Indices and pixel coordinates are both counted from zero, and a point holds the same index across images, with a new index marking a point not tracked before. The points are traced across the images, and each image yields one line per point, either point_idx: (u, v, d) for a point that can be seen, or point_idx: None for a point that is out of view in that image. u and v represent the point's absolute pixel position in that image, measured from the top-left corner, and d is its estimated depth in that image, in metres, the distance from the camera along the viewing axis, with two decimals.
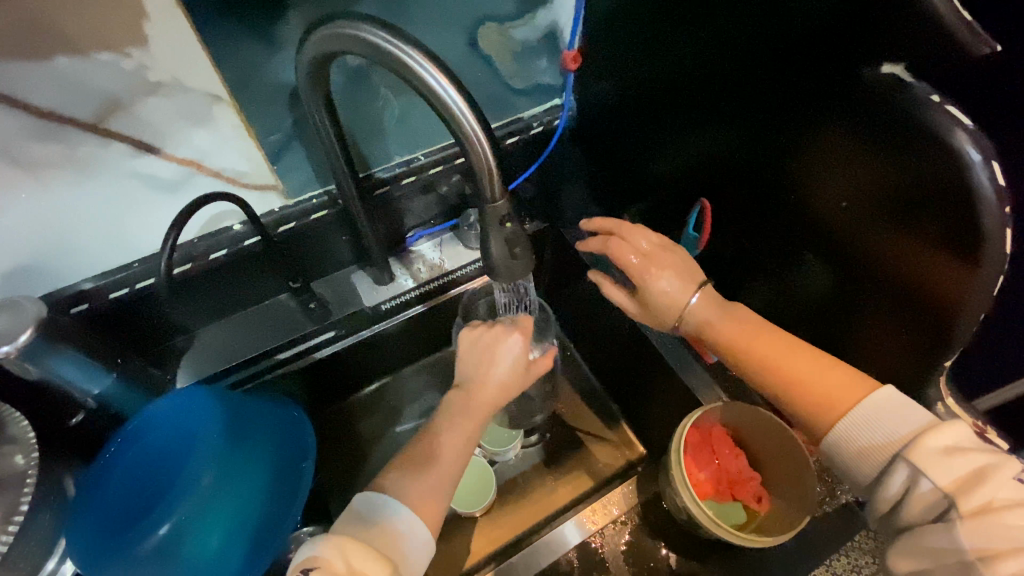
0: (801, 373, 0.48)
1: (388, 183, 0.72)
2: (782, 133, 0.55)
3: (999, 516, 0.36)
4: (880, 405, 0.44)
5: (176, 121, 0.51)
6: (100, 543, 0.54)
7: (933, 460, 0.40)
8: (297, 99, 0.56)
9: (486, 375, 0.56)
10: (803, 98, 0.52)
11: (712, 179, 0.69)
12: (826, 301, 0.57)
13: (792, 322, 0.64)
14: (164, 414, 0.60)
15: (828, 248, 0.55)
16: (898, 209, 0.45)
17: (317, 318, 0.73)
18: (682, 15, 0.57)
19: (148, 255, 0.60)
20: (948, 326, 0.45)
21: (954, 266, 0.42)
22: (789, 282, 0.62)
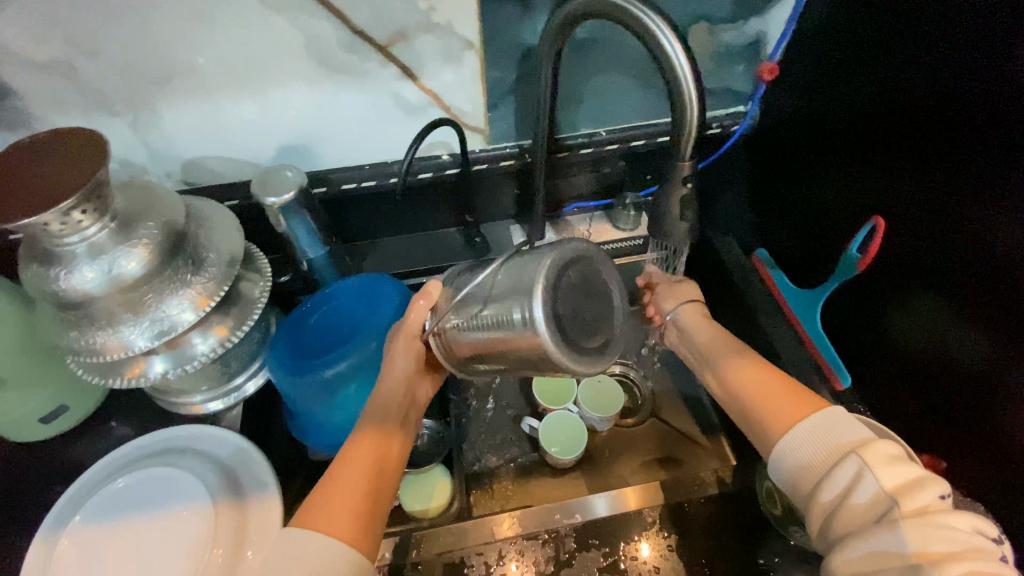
0: (767, 391, 0.52)
1: (568, 150, 0.79)
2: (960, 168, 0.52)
3: (936, 518, 0.39)
4: (830, 419, 0.47)
5: (435, 57, 0.64)
6: (292, 364, 0.68)
7: (880, 462, 0.42)
8: (527, 58, 0.66)
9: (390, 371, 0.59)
10: (984, 149, 0.50)
11: (861, 207, 0.66)
12: (977, 350, 0.54)
13: (930, 367, 0.60)
14: (351, 288, 0.74)
15: (981, 291, 0.53)
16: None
17: (478, 252, 0.86)
18: (894, 39, 0.58)
19: (377, 163, 0.76)
20: None
21: None
22: (934, 325, 0.59)
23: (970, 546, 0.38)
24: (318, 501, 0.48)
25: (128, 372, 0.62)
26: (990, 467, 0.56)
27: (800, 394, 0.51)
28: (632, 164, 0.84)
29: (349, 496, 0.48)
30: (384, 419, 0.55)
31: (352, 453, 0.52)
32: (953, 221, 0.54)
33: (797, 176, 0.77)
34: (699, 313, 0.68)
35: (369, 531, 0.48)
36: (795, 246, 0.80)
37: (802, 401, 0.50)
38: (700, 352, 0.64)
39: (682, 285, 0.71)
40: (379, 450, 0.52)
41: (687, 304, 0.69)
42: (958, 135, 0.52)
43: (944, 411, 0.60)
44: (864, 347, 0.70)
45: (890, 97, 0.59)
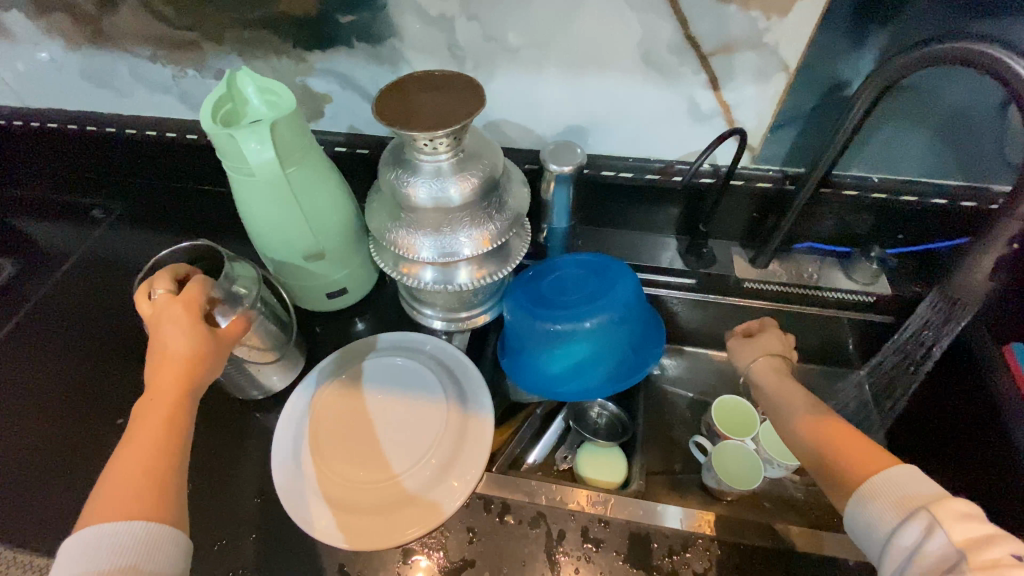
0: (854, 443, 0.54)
1: (831, 186, 0.79)
2: None
3: (1007, 570, 0.39)
4: (899, 480, 0.49)
5: (747, 73, 0.68)
6: (530, 310, 0.76)
7: (950, 518, 0.43)
8: (833, 92, 0.68)
9: (167, 354, 0.57)
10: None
11: None
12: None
13: None
14: (583, 262, 0.81)
15: None
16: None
17: (700, 263, 0.88)
18: None
19: (641, 158, 0.82)
20: None
21: None
22: None
23: None
24: (97, 497, 0.49)
25: (406, 270, 0.74)
26: None
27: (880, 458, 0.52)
28: (888, 219, 0.82)
29: (128, 475, 0.50)
30: (160, 403, 0.55)
31: (129, 448, 0.52)
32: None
33: None
34: (775, 367, 0.67)
35: (160, 505, 0.49)
36: None
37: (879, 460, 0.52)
38: (772, 407, 0.64)
39: (762, 338, 0.70)
40: (184, 374, 0.56)
41: (767, 357, 0.68)
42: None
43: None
44: None
45: None
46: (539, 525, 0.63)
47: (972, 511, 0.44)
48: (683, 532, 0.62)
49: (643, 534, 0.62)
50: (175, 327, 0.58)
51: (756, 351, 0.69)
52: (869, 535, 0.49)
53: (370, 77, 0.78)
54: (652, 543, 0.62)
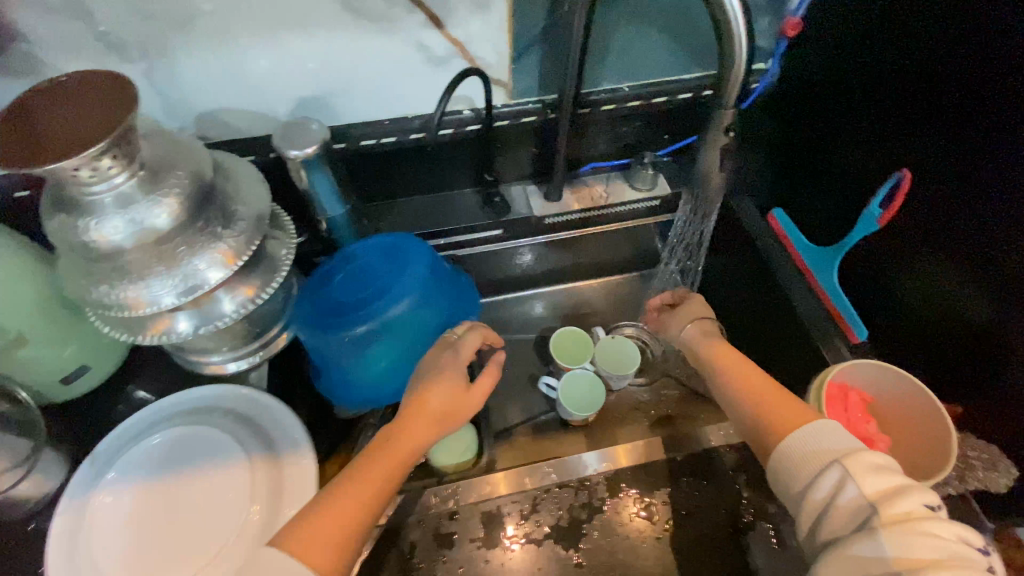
0: (764, 388, 0.56)
1: (590, 106, 0.79)
2: (977, 131, 0.54)
3: (917, 524, 0.41)
4: (820, 430, 0.50)
5: (464, 4, 0.62)
6: (324, 323, 0.68)
7: (863, 471, 0.45)
8: (556, 8, 0.65)
9: (416, 409, 0.53)
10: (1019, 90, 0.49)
11: (879, 162, 0.67)
12: (1014, 280, 0.53)
13: (934, 315, 0.63)
14: (375, 247, 0.73)
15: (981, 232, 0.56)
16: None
17: (496, 214, 0.86)
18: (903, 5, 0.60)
19: (396, 118, 0.74)
20: None
21: None
22: (939, 276, 0.62)
23: (950, 553, 0.40)
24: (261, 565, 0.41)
25: (153, 329, 0.61)
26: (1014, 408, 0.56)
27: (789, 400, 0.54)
28: (650, 124, 0.84)
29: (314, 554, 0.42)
30: (365, 484, 0.47)
31: (327, 496, 0.46)
32: (982, 161, 0.54)
33: (818, 138, 0.76)
34: (705, 330, 0.69)
35: (350, 553, 0.44)
36: (810, 208, 0.80)
37: (797, 417, 0.52)
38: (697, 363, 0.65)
39: (691, 305, 0.74)
40: (404, 457, 0.50)
41: (696, 323, 0.70)
42: (995, 63, 0.51)
43: (977, 362, 0.59)
44: (890, 297, 0.69)
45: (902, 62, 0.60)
46: (392, 544, 0.62)
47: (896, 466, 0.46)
48: (529, 491, 0.64)
49: (495, 510, 0.64)
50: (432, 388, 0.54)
51: (685, 316, 0.72)
52: (785, 482, 0.50)
53: (11, 96, 0.59)
54: (503, 515, 0.63)
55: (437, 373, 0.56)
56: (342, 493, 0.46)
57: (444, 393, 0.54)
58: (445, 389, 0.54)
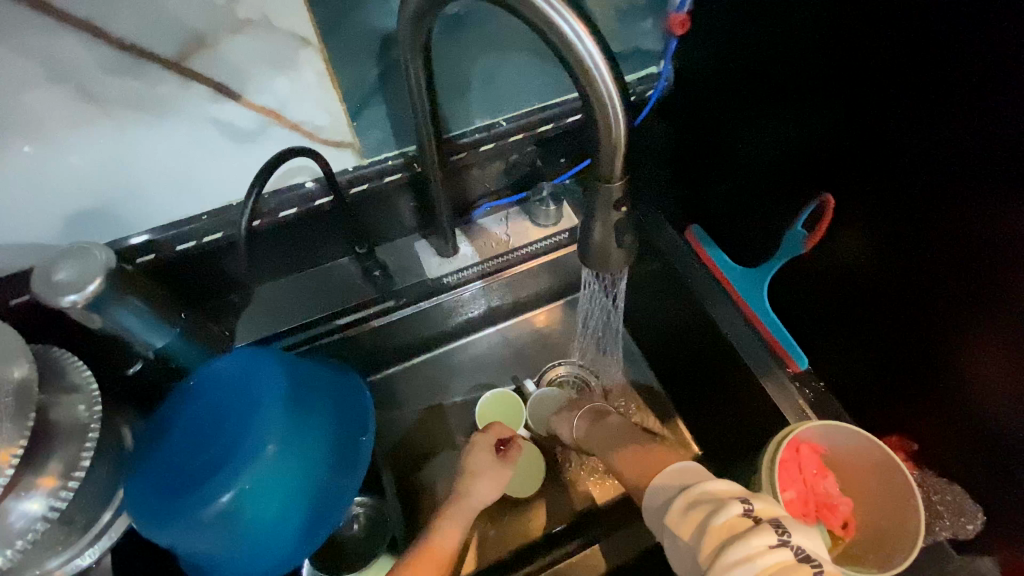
0: (640, 461, 0.58)
1: (466, 149, 0.65)
2: (906, 138, 0.46)
3: (725, 537, 0.41)
4: (673, 471, 0.52)
5: (260, 67, 0.48)
6: (162, 507, 0.51)
7: (677, 514, 0.46)
8: (387, 47, 0.51)
9: (472, 488, 0.65)
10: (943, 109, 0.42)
11: (797, 173, 0.59)
12: (949, 303, 0.48)
13: (883, 340, 0.56)
14: (220, 376, 0.58)
15: (932, 252, 0.48)
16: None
17: (382, 288, 0.70)
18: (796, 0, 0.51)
19: (217, 209, 0.58)
20: None
21: None
22: (887, 295, 0.54)
23: (756, 552, 0.40)
24: None
25: None
26: (959, 437, 0.53)
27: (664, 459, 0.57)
28: (541, 151, 0.72)
29: None
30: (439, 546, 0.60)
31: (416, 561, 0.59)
32: (907, 183, 0.48)
33: (726, 145, 0.67)
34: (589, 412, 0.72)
35: None
36: (730, 222, 0.71)
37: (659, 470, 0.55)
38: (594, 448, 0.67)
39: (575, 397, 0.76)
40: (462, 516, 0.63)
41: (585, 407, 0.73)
42: (908, 71, 0.44)
43: (916, 387, 0.55)
44: (819, 320, 0.63)
45: (807, 64, 0.52)
46: None
47: (723, 486, 0.47)
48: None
49: None
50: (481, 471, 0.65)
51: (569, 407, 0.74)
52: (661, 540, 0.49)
53: None
54: None
55: (475, 474, 0.65)
56: (418, 557, 0.59)
57: (486, 489, 0.65)
58: (485, 486, 0.65)
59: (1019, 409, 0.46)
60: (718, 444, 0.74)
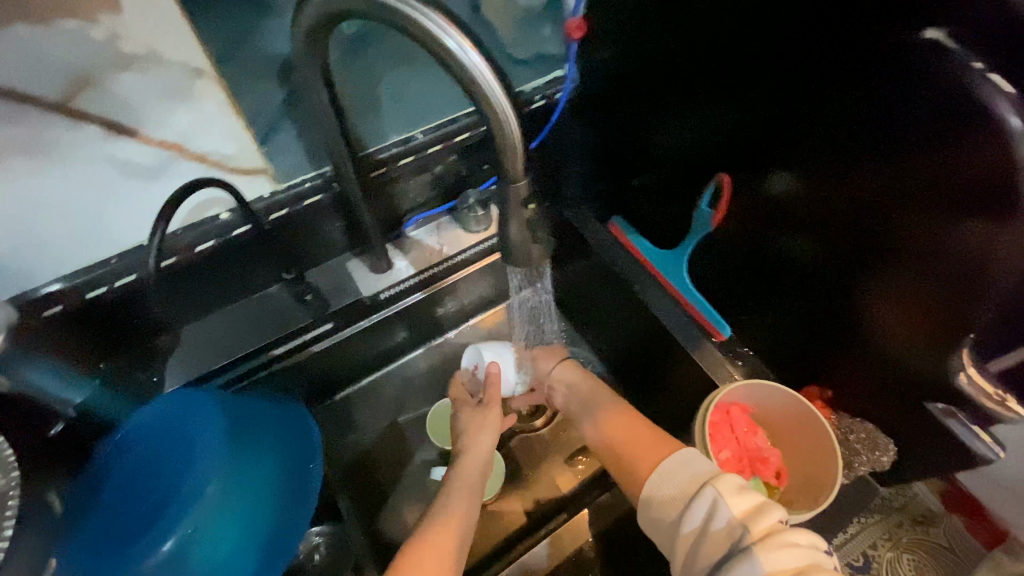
0: (631, 433, 0.56)
1: (384, 163, 0.66)
2: (797, 114, 0.52)
3: (781, 537, 0.40)
4: (684, 456, 0.49)
5: (155, 100, 0.47)
6: (92, 568, 0.47)
7: (730, 492, 0.44)
8: (288, 73, 0.51)
9: (476, 441, 0.66)
10: (824, 81, 0.48)
11: (700, 157, 0.64)
12: (849, 257, 0.54)
13: (793, 303, 0.62)
14: (150, 426, 0.56)
15: (836, 213, 0.53)
16: (955, 167, 0.41)
17: (315, 311, 0.69)
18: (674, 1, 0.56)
19: (126, 250, 0.56)
20: (980, 266, 0.42)
21: (980, 216, 0.41)
22: (796, 256, 0.59)
23: (810, 560, 0.38)
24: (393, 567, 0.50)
25: None
26: (868, 379, 0.57)
27: (660, 439, 0.54)
28: (464, 160, 0.73)
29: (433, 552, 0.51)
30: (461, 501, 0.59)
31: (442, 517, 0.56)
32: (800, 148, 0.53)
33: (634, 136, 0.72)
34: (569, 360, 0.74)
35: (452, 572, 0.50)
36: (649, 209, 0.75)
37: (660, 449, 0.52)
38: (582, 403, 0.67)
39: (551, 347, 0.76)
40: (479, 468, 0.64)
41: (562, 360, 0.74)
42: (784, 52, 0.49)
43: (830, 339, 0.60)
44: (737, 291, 0.68)
45: (695, 54, 0.57)
46: None
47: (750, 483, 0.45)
48: None
49: None
50: (478, 426, 0.68)
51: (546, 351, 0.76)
52: (670, 524, 0.46)
53: None
54: None
55: (479, 424, 0.68)
56: (444, 517, 0.56)
57: (487, 442, 0.67)
58: (488, 437, 0.67)
59: (918, 346, 0.51)
60: (665, 419, 0.77)
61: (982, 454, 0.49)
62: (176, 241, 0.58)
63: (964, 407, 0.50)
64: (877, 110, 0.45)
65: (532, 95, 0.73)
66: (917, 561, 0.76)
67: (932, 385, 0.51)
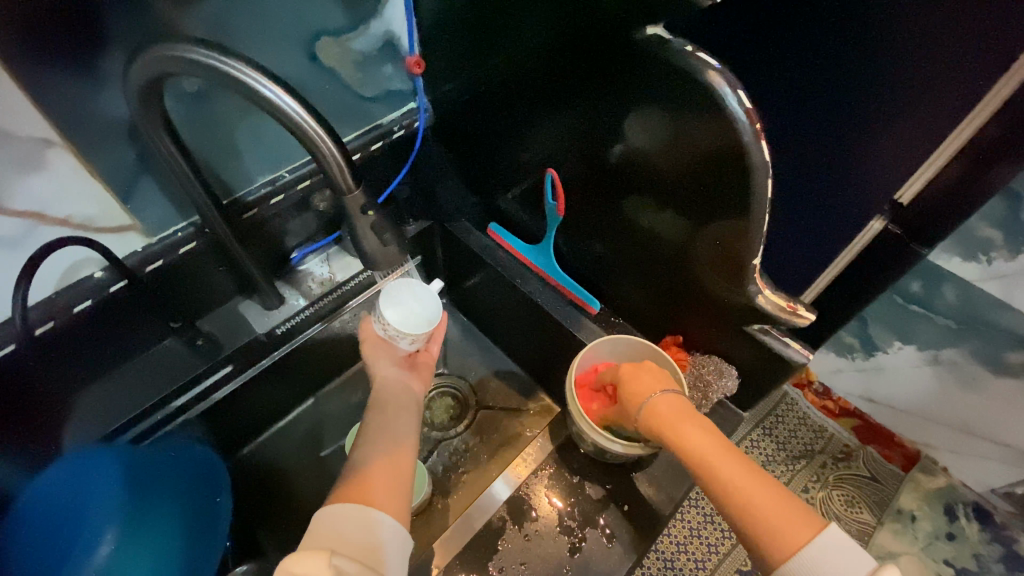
0: (731, 472, 0.50)
1: (255, 205, 0.71)
2: (592, 108, 0.61)
3: None
4: (812, 547, 0.45)
5: (6, 173, 0.50)
6: None
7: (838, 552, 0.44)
8: (139, 133, 0.56)
9: (383, 387, 0.65)
10: (597, 78, 0.58)
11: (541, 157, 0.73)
12: (661, 219, 0.63)
13: (639, 269, 0.71)
14: (45, 493, 0.56)
15: (640, 185, 0.63)
16: (698, 127, 0.51)
17: (206, 356, 0.71)
18: (482, 30, 0.66)
19: (2, 322, 0.58)
20: (742, 202, 0.53)
21: (733, 159, 0.51)
22: (631, 228, 0.68)
23: None
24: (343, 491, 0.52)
25: None
26: (706, 319, 0.66)
27: (789, 510, 0.47)
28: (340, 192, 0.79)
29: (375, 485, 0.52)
30: (397, 450, 0.57)
31: (375, 460, 0.55)
32: (599, 135, 0.63)
33: (485, 149, 0.81)
34: None
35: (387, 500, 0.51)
36: (515, 211, 0.84)
37: (788, 522, 0.46)
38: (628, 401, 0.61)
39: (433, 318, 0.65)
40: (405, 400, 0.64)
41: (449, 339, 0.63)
42: (567, 61, 0.59)
43: (671, 291, 0.69)
44: (597, 268, 0.77)
45: (511, 68, 0.67)
46: None
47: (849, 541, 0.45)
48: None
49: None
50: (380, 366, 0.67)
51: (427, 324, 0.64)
52: None
53: None
54: None
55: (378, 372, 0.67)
56: (372, 456, 0.56)
57: (388, 381, 0.65)
58: (389, 370, 0.66)
59: (722, 283, 0.60)
60: None
61: (795, 358, 0.60)
62: (52, 306, 0.60)
63: (773, 325, 0.60)
64: (636, 91, 0.55)
65: (389, 127, 0.82)
66: (846, 494, 1.06)
67: (742, 310, 0.60)
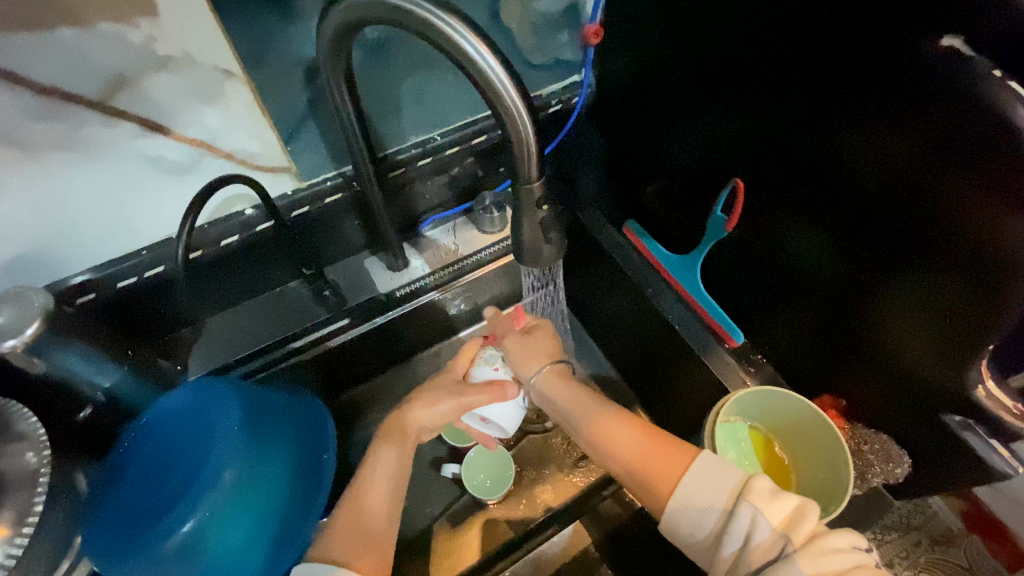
0: (650, 451, 0.51)
1: (404, 164, 0.68)
2: (813, 122, 0.51)
3: (824, 540, 0.40)
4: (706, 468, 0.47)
5: (187, 100, 0.49)
6: (118, 542, 0.52)
7: (768, 499, 0.44)
8: (313, 75, 0.54)
9: (418, 411, 0.60)
10: (841, 92, 0.47)
11: (720, 163, 0.64)
12: (869, 265, 0.52)
13: (807, 310, 0.61)
14: (177, 408, 0.59)
15: (846, 220, 0.52)
16: (968, 182, 0.41)
17: (334, 307, 0.70)
18: (686, 9, 0.58)
19: (157, 243, 0.59)
20: (1003, 277, 0.41)
21: (1008, 221, 0.39)
22: (802, 262, 0.60)
23: (854, 562, 0.39)
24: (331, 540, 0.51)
25: None
26: (885, 389, 0.57)
27: (675, 448, 0.50)
28: (482, 160, 0.74)
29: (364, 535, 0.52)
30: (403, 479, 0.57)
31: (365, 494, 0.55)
32: (810, 151, 0.52)
33: (646, 137, 0.73)
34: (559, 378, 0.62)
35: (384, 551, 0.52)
36: (663, 209, 0.75)
37: (677, 455, 0.50)
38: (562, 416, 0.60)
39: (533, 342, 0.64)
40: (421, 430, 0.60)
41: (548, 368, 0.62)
42: (794, 61, 0.50)
43: (847, 349, 0.59)
44: (751, 299, 0.68)
45: (710, 55, 0.58)
46: None
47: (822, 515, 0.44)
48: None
49: None
50: (436, 400, 0.60)
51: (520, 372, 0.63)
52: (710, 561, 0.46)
53: None
54: None
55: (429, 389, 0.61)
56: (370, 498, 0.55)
57: (439, 398, 0.61)
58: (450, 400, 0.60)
59: (929, 354, 0.50)
60: (676, 424, 0.77)
61: (997, 468, 0.49)
62: (201, 236, 0.61)
63: (980, 421, 0.50)
64: (889, 109, 0.44)
65: (546, 101, 0.75)
66: None
67: (944, 395, 0.51)
